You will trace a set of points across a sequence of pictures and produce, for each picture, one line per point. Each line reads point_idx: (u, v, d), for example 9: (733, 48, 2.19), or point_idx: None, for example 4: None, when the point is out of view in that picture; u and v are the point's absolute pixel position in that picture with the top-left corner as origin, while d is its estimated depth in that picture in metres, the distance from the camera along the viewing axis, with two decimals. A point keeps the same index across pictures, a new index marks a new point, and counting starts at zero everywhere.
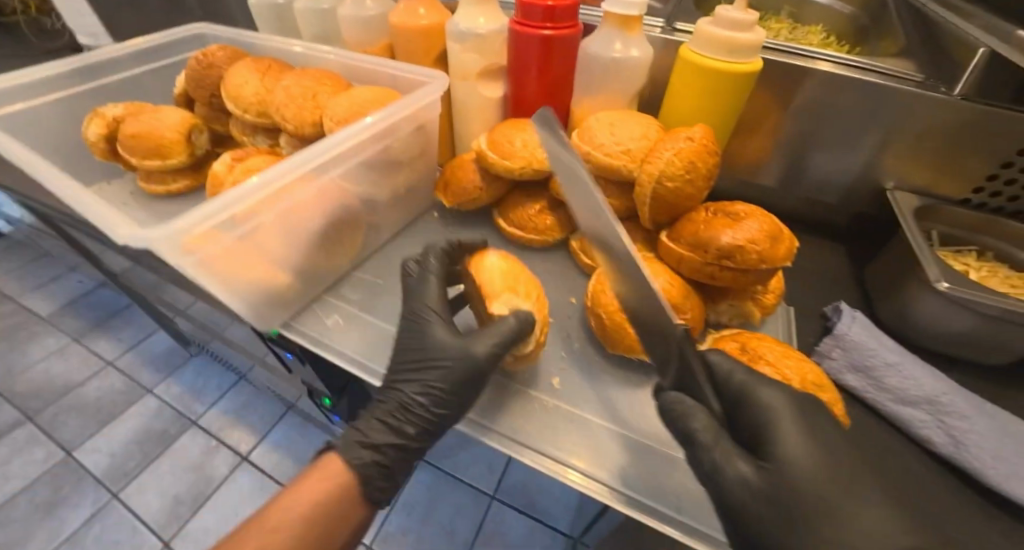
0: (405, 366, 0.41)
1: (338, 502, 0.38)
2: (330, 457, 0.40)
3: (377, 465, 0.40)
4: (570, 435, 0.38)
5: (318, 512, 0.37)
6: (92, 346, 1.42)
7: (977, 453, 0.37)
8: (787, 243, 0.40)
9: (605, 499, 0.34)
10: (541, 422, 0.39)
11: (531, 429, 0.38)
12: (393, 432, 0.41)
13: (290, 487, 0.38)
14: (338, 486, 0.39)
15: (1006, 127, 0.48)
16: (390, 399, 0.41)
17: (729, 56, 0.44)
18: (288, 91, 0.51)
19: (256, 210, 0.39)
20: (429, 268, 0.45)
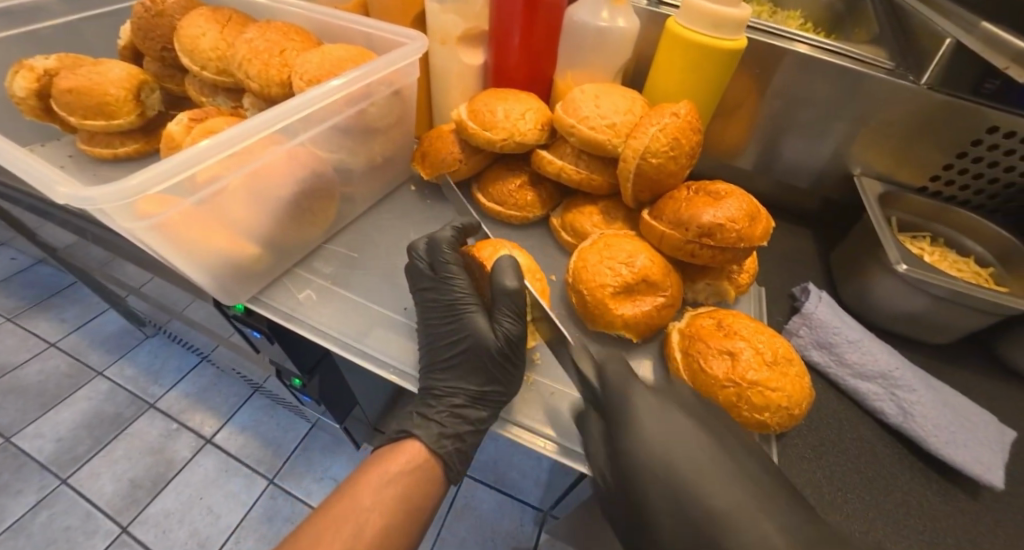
0: (454, 358, 0.41)
1: (427, 487, 0.39)
2: (413, 440, 0.40)
3: (458, 451, 0.40)
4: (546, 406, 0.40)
5: (409, 496, 0.37)
6: (31, 326, 1.31)
7: (923, 423, 0.40)
8: (765, 224, 0.41)
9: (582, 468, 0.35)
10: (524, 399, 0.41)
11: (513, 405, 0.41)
12: (465, 421, 0.40)
13: (382, 468, 0.38)
14: (427, 472, 0.39)
15: (964, 117, 0.50)
16: (452, 392, 0.41)
17: (714, 32, 0.44)
18: (251, 45, 0.47)
19: (217, 174, 0.36)
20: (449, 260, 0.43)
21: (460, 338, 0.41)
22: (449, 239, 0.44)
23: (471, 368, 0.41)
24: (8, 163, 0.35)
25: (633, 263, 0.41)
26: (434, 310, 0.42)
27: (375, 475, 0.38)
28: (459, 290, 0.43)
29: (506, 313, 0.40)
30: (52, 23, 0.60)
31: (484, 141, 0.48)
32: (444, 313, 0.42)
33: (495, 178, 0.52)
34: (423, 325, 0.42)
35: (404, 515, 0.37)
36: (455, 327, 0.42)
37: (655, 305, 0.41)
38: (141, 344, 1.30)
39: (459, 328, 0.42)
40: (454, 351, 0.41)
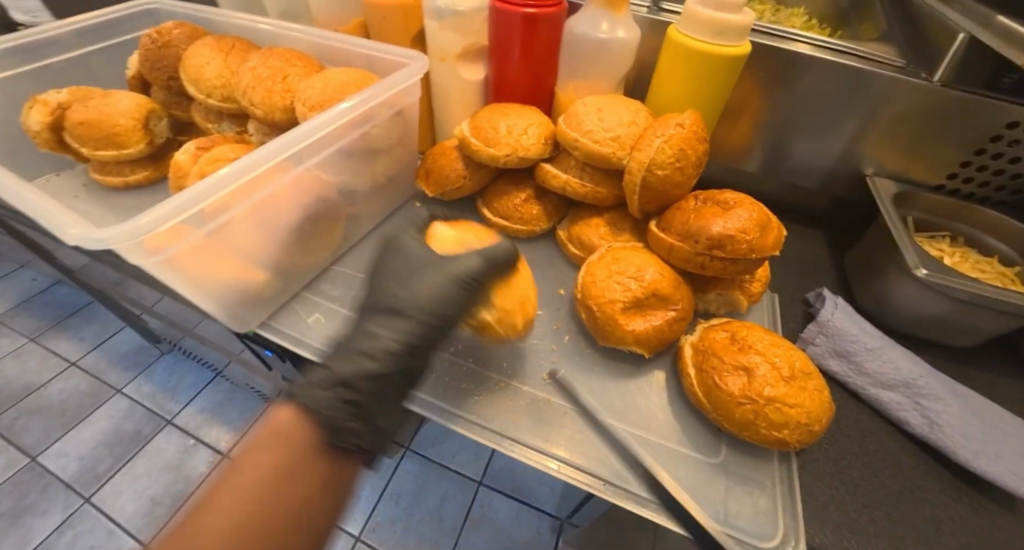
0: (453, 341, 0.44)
1: (317, 468, 0.32)
2: (285, 409, 0.34)
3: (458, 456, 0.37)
4: (555, 425, 0.38)
5: (289, 474, 0.30)
6: (52, 346, 1.34)
7: (950, 433, 0.38)
8: (776, 233, 0.40)
9: (597, 491, 0.35)
10: (531, 416, 0.39)
11: (519, 423, 0.38)
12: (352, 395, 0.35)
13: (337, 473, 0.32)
14: (295, 440, 0.32)
15: (979, 112, 0.49)
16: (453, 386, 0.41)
17: (716, 38, 0.43)
18: (254, 72, 0.48)
19: (224, 205, 0.36)
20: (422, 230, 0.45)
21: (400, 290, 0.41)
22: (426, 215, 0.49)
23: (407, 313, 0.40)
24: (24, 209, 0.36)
25: (642, 276, 0.41)
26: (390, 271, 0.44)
27: (258, 450, 0.31)
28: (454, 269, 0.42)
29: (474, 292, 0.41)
30: (64, 57, 0.62)
31: (487, 157, 0.47)
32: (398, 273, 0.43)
33: (499, 193, 0.52)
34: (422, 309, 0.46)
35: (293, 503, 0.30)
36: (446, 314, 0.46)
37: (667, 320, 0.40)
38: (157, 361, 1.32)
39: (451, 314, 0.46)
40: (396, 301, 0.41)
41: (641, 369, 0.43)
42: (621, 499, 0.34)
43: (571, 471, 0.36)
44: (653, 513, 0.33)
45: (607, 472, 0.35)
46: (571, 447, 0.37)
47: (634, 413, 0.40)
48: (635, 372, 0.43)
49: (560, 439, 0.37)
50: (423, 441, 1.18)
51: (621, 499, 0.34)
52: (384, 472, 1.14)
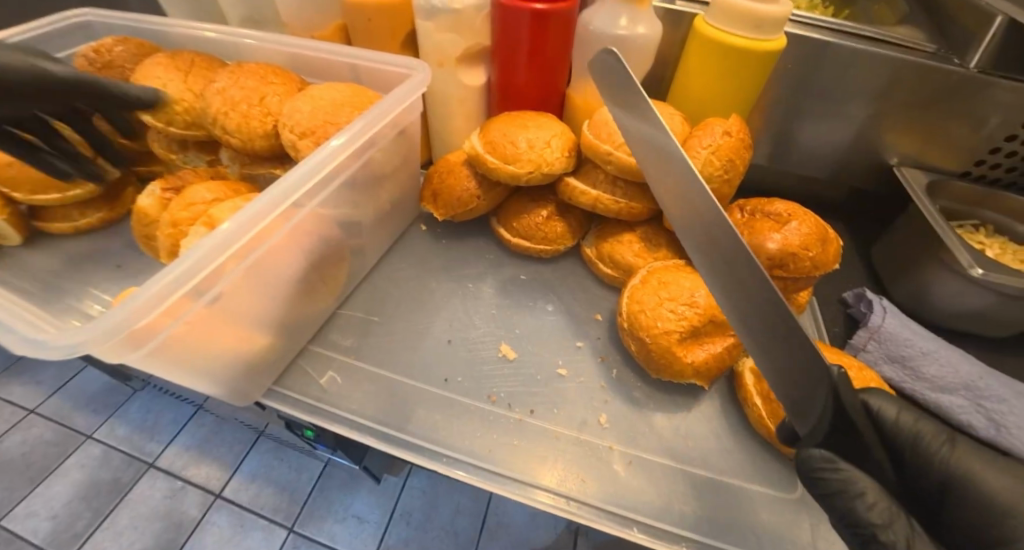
0: (481, 379, 0.40)
1: None
2: None
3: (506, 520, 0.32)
4: (557, 460, 0.35)
5: None
6: (4, 394, 1.21)
7: (1019, 436, 0.37)
8: (834, 244, 0.37)
9: (598, 525, 0.32)
10: (530, 451, 0.35)
11: (509, 459, 0.35)
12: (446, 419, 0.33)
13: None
14: None
15: (1011, 96, 0.47)
16: (471, 428, 0.36)
17: (755, 32, 0.39)
18: (224, 94, 0.41)
19: (224, 271, 0.30)
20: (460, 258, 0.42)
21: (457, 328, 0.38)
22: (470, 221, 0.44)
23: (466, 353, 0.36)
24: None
25: (696, 301, 0.37)
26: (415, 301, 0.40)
27: None
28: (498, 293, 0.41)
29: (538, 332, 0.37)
30: None
31: (507, 176, 0.42)
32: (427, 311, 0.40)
33: (517, 213, 0.47)
34: (447, 345, 0.42)
35: None
36: (472, 349, 0.42)
37: (727, 347, 0.37)
38: (129, 400, 1.21)
39: (478, 350, 0.42)
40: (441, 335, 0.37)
41: (697, 399, 0.40)
42: (655, 541, 0.31)
43: (582, 510, 0.32)
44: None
45: (649, 516, 0.32)
46: (611, 494, 0.33)
47: (705, 453, 0.36)
48: (691, 402, 0.40)
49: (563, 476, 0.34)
50: None
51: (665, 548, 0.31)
52: (392, 492, 1.10)
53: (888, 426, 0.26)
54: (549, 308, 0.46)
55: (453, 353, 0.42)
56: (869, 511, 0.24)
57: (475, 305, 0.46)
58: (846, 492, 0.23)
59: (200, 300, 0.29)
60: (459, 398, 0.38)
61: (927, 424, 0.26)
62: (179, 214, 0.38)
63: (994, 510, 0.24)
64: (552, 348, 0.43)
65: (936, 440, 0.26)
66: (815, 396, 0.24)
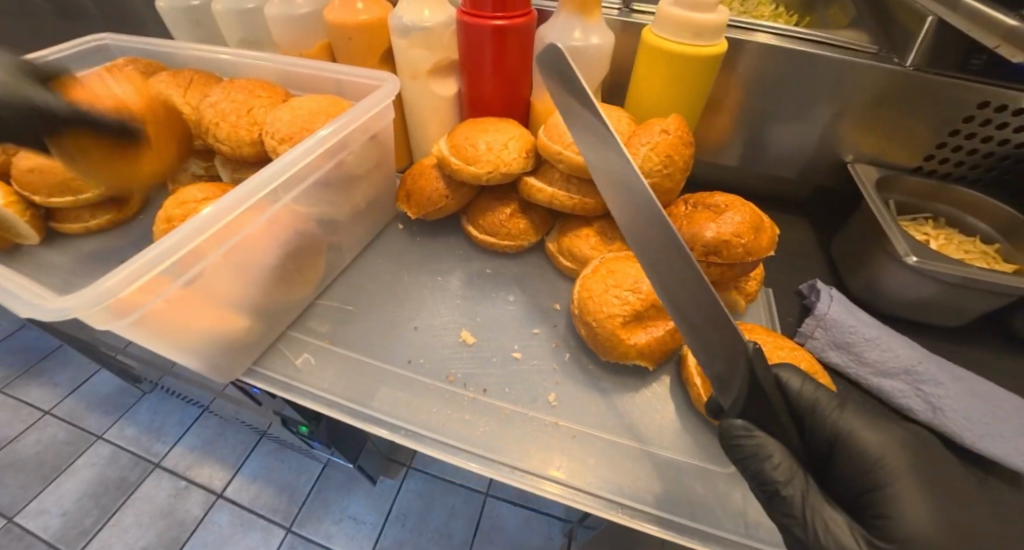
0: (445, 361, 0.43)
1: None
2: None
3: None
4: (559, 448, 0.37)
5: None
6: (23, 396, 1.27)
7: (954, 417, 0.39)
8: (769, 233, 0.40)
9: (603, 512, 0.33)
10: (537, 441, 0.37)
11: (520, 449, 0.37)
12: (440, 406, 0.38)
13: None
14: None
15: (951, 93, 0.49)
16: (436, 407, 0.39)
17: (694, 39, 0.42)
18: (217, 107, 0.46)
19: (200, 254, 0.34)
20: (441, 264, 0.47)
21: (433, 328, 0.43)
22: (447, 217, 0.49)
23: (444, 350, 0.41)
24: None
25: (639, 287, 0.40)
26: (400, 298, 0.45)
27: None
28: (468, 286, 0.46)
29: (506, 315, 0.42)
30: None
31: (470, 176, 0.46)
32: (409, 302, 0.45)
33: (484, 211, 0.50)
34: (416, 330, 0.46)
35: None
36: (438, 334, 0.45)
37: (668, 330, 0.40)
38: (139, 402, 1.26)
39: (442, 334, 0.45)
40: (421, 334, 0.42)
41: (646, 382, 0.42)
42: (646, 524, 0.33)
43: (575, 494, 0.34)
44: (656, 530, 0.32)
45: (602, 488, 0.35)
46: (569, 469, 0.35)
47: (652, 431, 0.39)
48: (640, 384, 0.42)
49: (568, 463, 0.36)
50: (425, 458, 1.15)
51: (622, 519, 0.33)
52: (388, 494, 1.11)
53: (795, 398, 0.30)
54: (511, 298, 0.49)
55: (421, 337, 0.45)
56: (774, 470, 0.27)
57: (442, 296, 0.49)
58: (758, 455, 0.27)
59: (178, 279, 0.33)
60: (421, 379, 0.41)
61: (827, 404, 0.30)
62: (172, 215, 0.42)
63: (868, 464, 0.28)
64: (512, 334, 0.45)
65: (828, 406, 0.29)
66: (733, 376, 0.28)
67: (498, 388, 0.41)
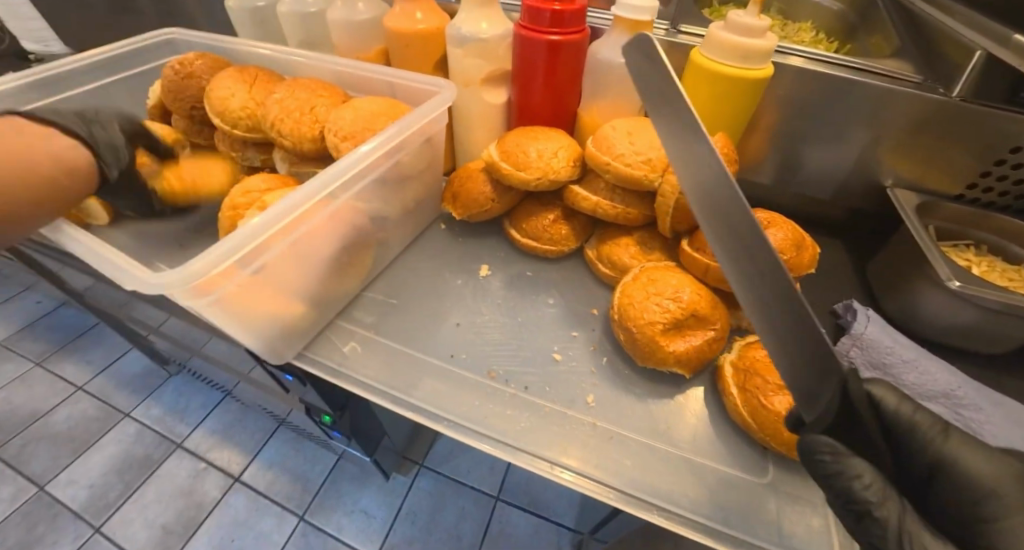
0: None
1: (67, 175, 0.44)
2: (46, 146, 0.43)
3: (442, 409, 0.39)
4: (594, 447, 0.38)
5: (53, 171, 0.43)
6: (58, 370, 1.33)
7: (994, 444, 0.38)
8: (810, 251, 0.41)
9: (648, 515, 0.34)
10: (570, 437, 0.39)
11: (555, 444, 0.38)
12: None
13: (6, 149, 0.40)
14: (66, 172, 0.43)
15: (996, 126, 0.50)
16: None
17: (743, 62, 0.44)
18: (282, 104, 0.49)
19: (271, 243, 0.36)
20: None
21: None
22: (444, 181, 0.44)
23: None
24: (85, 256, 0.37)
25: (680, 296, 0.41)
26: None
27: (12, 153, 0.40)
28: None
29: None
30: (86, 89, 0.62)
31: (517, 181, 0.47)
32: None
33: (527, 215, 0.52)
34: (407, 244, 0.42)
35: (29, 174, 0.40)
36: None
37: (706, 340, 0.41)
38: (165, 383, 1.30)
39: None
40: None
41: (682, 390, 0.43)
42: (684, 528, 0.34)
43: (611, 493, 0.35)
44: (699, 536, 0.33)
45: (617, 482, 0.36)
46: (607, 468, 0.37)
47: (686, 436, 0.39)
48: (674, 391, 0.43)
49: (600, 461, 0.37)
50: (438, 458, 1.16)
51: (649, 517, 0.34)
52: (399, 491, 1.12)
53: (888, 414, 0.29)
54: (550, 300, 0.51)
55: None
56: (866, 490, 0.26)
57: (483, 296, 0.51)
58: (845, 474, 0.25)
59: (252, 265, 0.36)
60: (462, 373, 0.43)
61: (923, 416, 0.29)
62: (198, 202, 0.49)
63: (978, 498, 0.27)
64: (548, 336, 0.47)
65: (931, 430, 0.28)
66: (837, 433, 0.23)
67: None
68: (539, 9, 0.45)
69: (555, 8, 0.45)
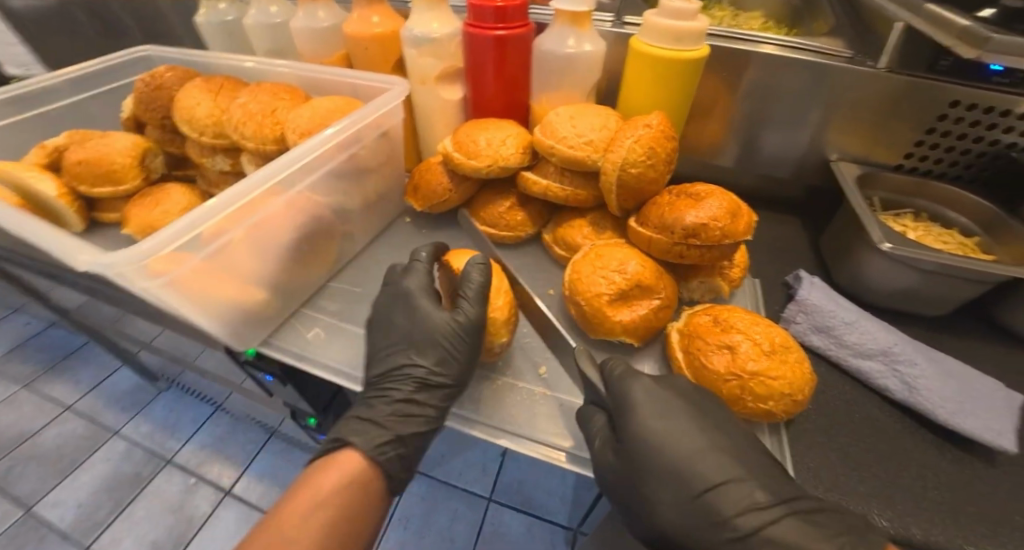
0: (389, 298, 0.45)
1: None
2: None
3: (399, 456, 0.41)
4: (541, 414, 0.40)
5: None
6: (47, 391, 1.33)
7: (928, 395, 0.40)
8: (747, 219, 0.43)
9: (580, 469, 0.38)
10: (518, 404, 0.41)
11: (504, 412, 0.41)
12: (420, 414, 0.41)
13: (313, 487, 0.36)
14: None
15: (925, 96, 0.52)
16: (404, 381, 0.42)
17: (676, 44, 0.46)
18: (245, 108, 0.51)
19: (223, 228, 0.38)
20: (418, 260, 0.47)
21: (416, 327, 0.44)
22: (424, 253, 0.48)
23: (424, 350, 0.43)
24: (28, 236, 0.39)
25: (625, 269, 0.43)
26: (394, 303, 0.45)
27: None
28: (417, 286, 0.46)
29: (467, 299, 0.42)
30: (60, 104, 0.64)
31: (470, 169, 0.49)
32: (405, 307, 0.45)
33: (485, 203, 0.54)
34: (383, 320, 0.45)
35: None
36: (409, 315, 0.44)
37: (652, 308, 0.43)
38: (154, 400, 1.31)
39: (419, 315, 0.44)
40: (411, 336, 0.44)
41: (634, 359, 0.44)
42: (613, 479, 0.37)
43: (551, 452, 0.38)
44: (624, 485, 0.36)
45: (560, 444, 0.39)
46: (550, 431, 0.39)
47: None
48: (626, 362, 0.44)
49: (544, 424, 0.40)
50: (430, 461, 1.16)
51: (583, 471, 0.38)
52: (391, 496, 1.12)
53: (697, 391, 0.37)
54: None
55: (395, 318, 0.44)
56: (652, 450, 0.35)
57: None
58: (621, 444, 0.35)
59: (204, 249, 0.38)
60: None
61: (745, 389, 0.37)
62: (158, 194, 0.54)
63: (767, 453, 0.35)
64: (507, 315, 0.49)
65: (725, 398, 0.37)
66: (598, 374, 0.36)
67: (455, 373, 0.42)
68: (482, 6, 0.48)
69: (497, 5, 0.48)
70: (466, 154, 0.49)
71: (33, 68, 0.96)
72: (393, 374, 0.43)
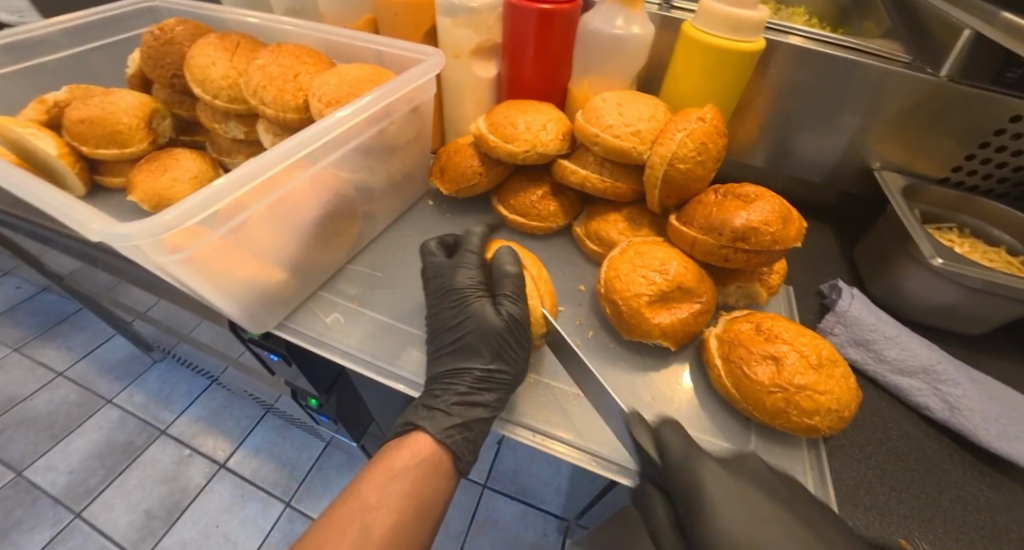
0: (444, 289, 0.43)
1: None
2: None
3: (466, 439, 0.39)
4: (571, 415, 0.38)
5: None
6: (37, 355, 1.30)
7: (972, 417, 0.39)
8: (796, 224, 0.41)
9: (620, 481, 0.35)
10: (548, 405, 0.40)
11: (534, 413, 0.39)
12: (477, 407, 0.39)
13: (385, 466, 0.37)
14: None
15: (982, 106, 0.50)
16: (459, 380, 0.40)
17: (734, 34, 0.44)
18: (264, 70, 0.47)
19: (244, 204, 0.36)
20: (464, 260, 0.44)
21: (464, 323, 0.42)
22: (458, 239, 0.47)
23: (476, 350, 0.41)
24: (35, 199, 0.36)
25: (667, 270, 0.40)
26: (444, 298, 0.43)
27: None
28: (465, 280, 0.43)
29: (509, 294, 0.41)
30: (59, 56, 0.60)
31: (505, 154, 0.47)
32: (452, 300, 0.43)
33: (516, 190, 0.51)
34: (432, 314, 0.43)
35: None
36: (460, 310, 0.42)
37: (692, 312, 0.41)
38: (149, 370, 1.28)
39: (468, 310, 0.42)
40: (460, 333, 0.42)
41: (667, 362, 0.43)
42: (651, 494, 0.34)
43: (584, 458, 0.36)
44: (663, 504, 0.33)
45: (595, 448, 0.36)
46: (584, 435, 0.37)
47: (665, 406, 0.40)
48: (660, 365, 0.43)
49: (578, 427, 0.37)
50: None
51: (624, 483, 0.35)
52: None
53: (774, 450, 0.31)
54: None
55: (442, 313, 0.42)
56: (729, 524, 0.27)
57: None
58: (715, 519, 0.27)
59: (223, 225, 0.35)
60: None
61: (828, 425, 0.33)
62: (168, 159, 0.51)
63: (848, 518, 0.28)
64: None
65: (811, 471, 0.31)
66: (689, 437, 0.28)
67: (514, 368, 0.40)
68: None
69: None
70: (502, 137, 0.47)
71: (27, 15, 0.90)
72: (448, 372, 0.41)
